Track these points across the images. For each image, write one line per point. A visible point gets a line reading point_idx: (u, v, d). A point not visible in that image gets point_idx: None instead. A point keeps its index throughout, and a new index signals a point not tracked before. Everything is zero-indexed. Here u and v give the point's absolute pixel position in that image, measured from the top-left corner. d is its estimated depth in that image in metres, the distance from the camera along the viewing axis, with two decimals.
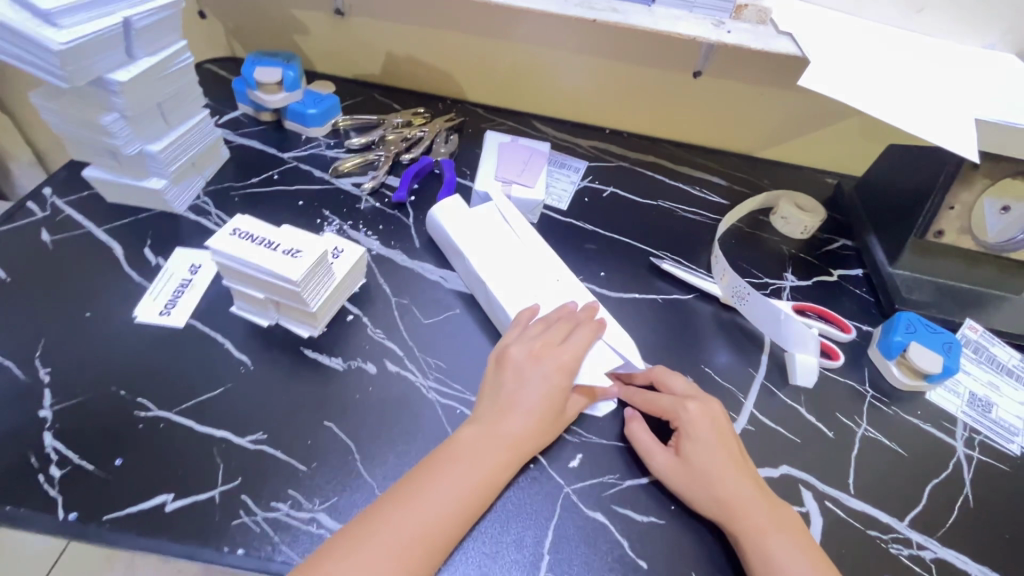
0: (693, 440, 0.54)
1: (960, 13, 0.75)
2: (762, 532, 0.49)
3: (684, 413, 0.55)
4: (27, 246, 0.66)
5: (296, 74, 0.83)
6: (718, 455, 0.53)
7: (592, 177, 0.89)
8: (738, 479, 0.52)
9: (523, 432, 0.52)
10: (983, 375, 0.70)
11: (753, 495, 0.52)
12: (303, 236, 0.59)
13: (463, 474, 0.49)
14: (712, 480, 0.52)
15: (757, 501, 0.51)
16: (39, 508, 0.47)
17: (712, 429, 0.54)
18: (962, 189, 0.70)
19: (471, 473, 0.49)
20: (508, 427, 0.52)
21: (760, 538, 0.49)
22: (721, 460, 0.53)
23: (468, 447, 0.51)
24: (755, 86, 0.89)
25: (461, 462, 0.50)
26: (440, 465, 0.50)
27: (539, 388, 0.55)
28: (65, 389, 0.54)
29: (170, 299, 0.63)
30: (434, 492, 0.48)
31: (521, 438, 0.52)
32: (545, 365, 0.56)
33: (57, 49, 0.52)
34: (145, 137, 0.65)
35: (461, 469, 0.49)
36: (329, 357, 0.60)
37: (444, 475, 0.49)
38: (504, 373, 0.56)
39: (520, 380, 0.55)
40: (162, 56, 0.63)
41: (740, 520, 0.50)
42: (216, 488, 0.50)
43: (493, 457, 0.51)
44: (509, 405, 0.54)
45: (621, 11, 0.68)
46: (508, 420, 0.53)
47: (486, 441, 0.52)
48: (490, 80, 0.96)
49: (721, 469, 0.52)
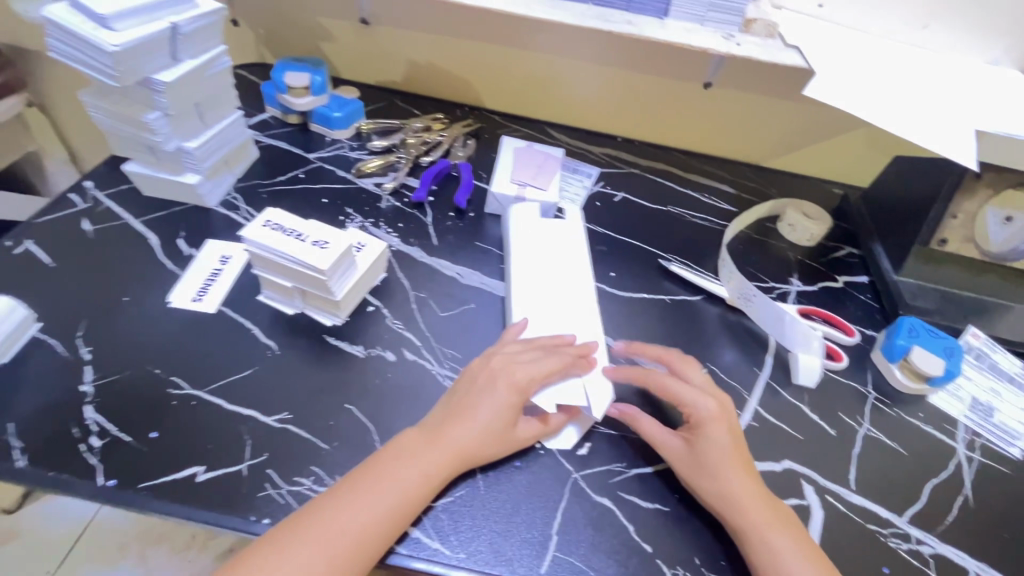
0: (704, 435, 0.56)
1: (964, 29, 0.77)
2: (760, 525, 0.51)
3: (697, 406, 0.57)
4: (69, 234, 0.70)
5: (323, 79, 0.87)
6: (724, 448, 0.55)
7: (604, 183, 0.92)
8: (742, 477, 0.53)
9: (470, 440, 0.53)
10: (985, 381, 0.72)
11: (749, 488, 0.53)
12: (330, 229, 0.62)
13: (414, 471, 0.51)
14: (715, 473, 0.53)
15: (752, 493, 0.53)
16: (81, 474, 0.51)
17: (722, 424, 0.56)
18: (964, 199, 0.73)
19: (418, 473, 0.50)
20: (457, 433, 0.53)
21: (758, 530, 0.51)
22: (726, 454, 0.55)
23: (422, 446, 0.52)
24: (763, 97, 0.92)
25: (415, 460, 0.51)
26: (390, 457, 0.51)
27: (500, 399, 0.55)
28: (105, 367, 0.58)
29: (202, 286, 0.66)
30: (385, 485, 0.49)
31: (470, 446, 0.53)
32: (513, 376, 0.56)
33: (111, 51, 0.56)
34: (183, 134, 0.70)
35: (411, 466, 0.51)
36: (350, 345, 0.63)
37: (395, 468, 0.50)
38: (470, 381, 0.57)
39: (485, 389, 0.56)
40: (204, 58, 0.67)
41: (741, 513, 0.52)
42: (244, 462, 0.53)
43: (440, 460, 0.52)
44: (463, 411, 0.55)
45: (634, 23, 0.72)
46: (458, 425, 0.54)
47: (438, 444, 0.52)
48: (507, 88, 1.00)
49: (727, 466, 0.54)
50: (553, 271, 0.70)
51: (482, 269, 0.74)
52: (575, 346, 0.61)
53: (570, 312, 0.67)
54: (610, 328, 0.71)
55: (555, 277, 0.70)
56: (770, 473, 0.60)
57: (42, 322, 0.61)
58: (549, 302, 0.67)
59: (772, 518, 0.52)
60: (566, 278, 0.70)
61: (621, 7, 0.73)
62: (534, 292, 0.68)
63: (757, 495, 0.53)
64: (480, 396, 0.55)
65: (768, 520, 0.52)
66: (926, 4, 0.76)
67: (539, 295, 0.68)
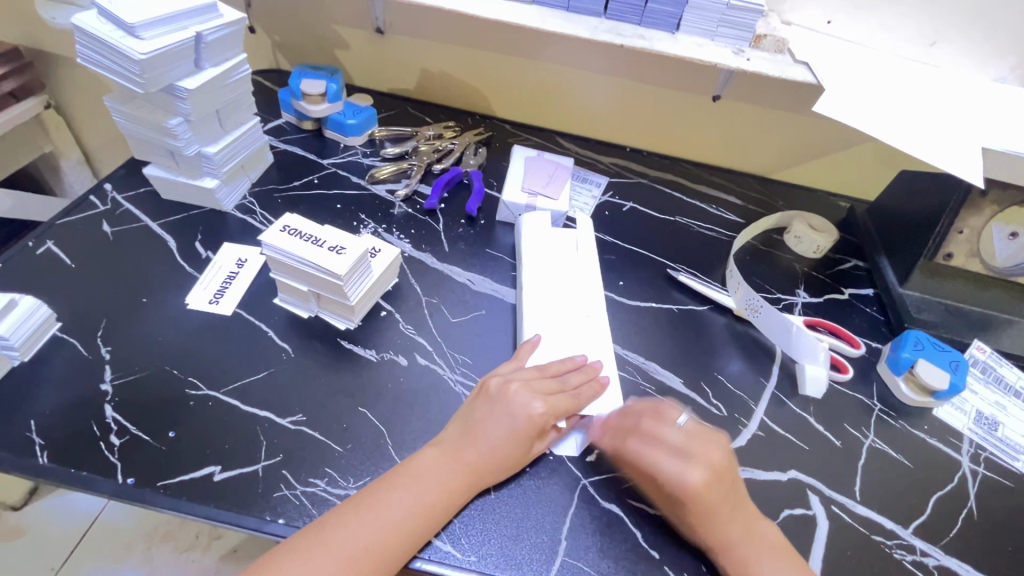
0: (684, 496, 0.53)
1: (971, 47, 0.79)
2: (748, 565, 0.51)
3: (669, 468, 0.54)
4: (90, 236, 0.71)
5: (338, 86, 0.89)
6: (705, 507, 0.52)
7: (613, 192, 0.93)
8: (736, 522, 0.52)
9: (479, 464, 0.53)
10: (990, 395, 0.72)
11: (739, 535, 0.52)
12: (347, 235, 0.63)
13: (416, 493, 0.50)
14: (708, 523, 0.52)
15: (742, 540, 0.52)
16: (100, 471, 0.52)
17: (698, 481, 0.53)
18: (971, 214, 0.73)
19: (422, 495, 0.50)
20: (465, 455, 0.53)
21: (749, 573, 0.51)
22: (710, 510, 0.52)
23: (428, 467, 0.52)
24: (771, 110, 0.93)
25: (419, 480, 0.51)
26: (396, 480, 0.51)
27: (515, 426, 0.55)
28: (124, 366, 0.59)
29: (219, 289, 0.67)
30: (388, 505, 0.49)
31: (476, 470, 0.53)
32: (528, 403, 0.56)
33: (138, 59, 0.58)
34: (203, 139, 0.71)
35: (415, 487, 0.51)
36: (364, 349, 0.64)
37: (399, 487, 0.50)
38: (482, 404, 0.57)
39: (498, 413, 0.55)
40: (226, 66, 0.69)
41: (730, 560, 0.51)
42: (260, 463, 0.54)
43: (444, 483, 0.51)
44: (474, 435, 0.54)
45: (646, 37, 0.73)
46: (470, 449, 0.53)
47: (442, 465, 0.52)
48: (518, 97, 1.01)
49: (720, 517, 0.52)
50: (563, 280, 0.71)
51: (493, 276, 0.75)
52: (589, 372, 0.62)
53: (579, 320, 0.68)
54: (618, 337, 0.72)
55: (565, 285, 0.71)
56: (777, 483, 0.61)
57: (63, 321, 0.62)
58: (559, 309, 0.68)
59: (761, 551, 0.52)
60: (576, 287, 0.71)
61: (633, 21, 0.75)
62: (544, 299, 0.69)
63: (746, 539, 0.52)
64: (493, 422, 0.55)
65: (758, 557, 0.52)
66: (933, 22, 0.78)
67: (549, 303, 0.69)
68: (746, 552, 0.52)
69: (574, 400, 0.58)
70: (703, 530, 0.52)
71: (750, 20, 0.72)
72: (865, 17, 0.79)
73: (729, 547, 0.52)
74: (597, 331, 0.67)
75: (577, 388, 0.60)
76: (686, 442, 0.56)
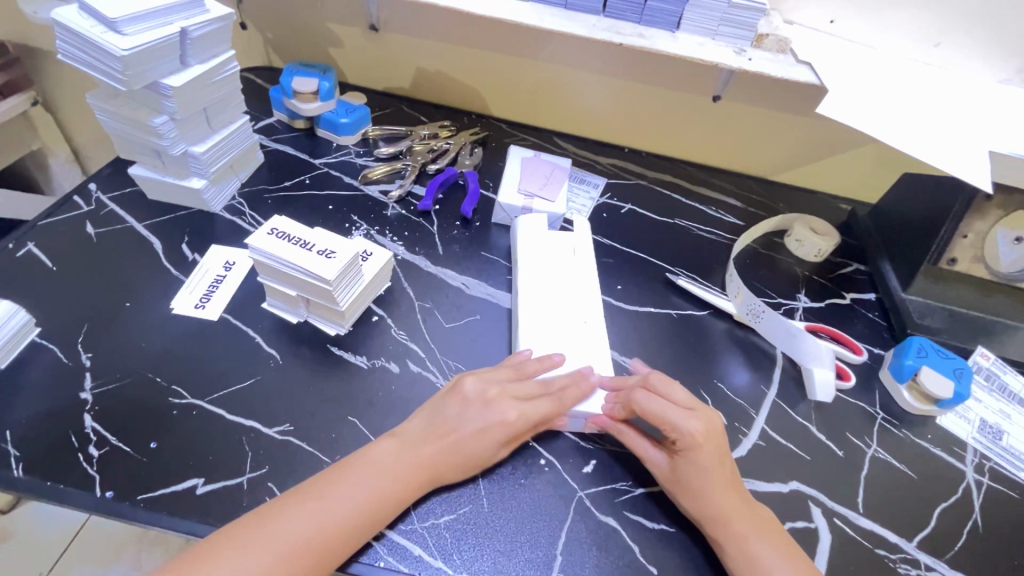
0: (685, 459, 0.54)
1: (977, 47, 0.77)
2: (743, 539, 0.51)
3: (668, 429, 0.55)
4: (73, 237, 0.69)
5: (331, 84, 0.87)
6: (703, 466, 0.53)
7: (611, 194, 0.91)
8: (725, 489, 0.53)
9: (439, 464, 0.52)
10: (994, 403, 0.71)
11: (736, 503, 0.53)
12: (337, 238, 0.62)
13: (368, 487, 0.49)
14: (705, 489, 0.52)
15: (739, 508, 0.52)
16: (79, 484, 0.50)
17: (692, 444, 0.54)
18: (975, 218, 0.73)
19: (375, 489, 0.49)
20: (422, 451, 0.52)
21: (742, 547, 0.50)
22: (712, 471, 0.53)
23: (385, 462, 0.51)
24: (773, 112, 0.91)
25: (373, 474, 0.50)
26: (347, 474, 0.50)
27: (484, 425, 0.54)
28: (106, 374, 0.57)
29: (205, 293, 0.66)
30: (332, 500, 0.47)
31: (436, 467, 0.52)
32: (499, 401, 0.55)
33: (120, 55, 0.56)
34: (190, 138, 0.69)
35: (365, 481, 0.49)
36: (354, 355, 0.63)
37: (348, 478, 0.49)
38: (453, 399, 0.56)
39: (469, 412, 0.55)
40: (213, 63, 0.67)
41: (726, 530, 0.51)
42: (244, 475, 0.52)
43: (403, 478, 0.50)
44: (439, 432, 0.53)
45: (646, 36, 0.71)
46: (431, 447, 0.52)
47: (397, 461, 0.51)
48: (514, 96, 0.99)
49: (713, 481, 0.53)
50: (560, 284, 0.69)
51: (488, 280, 0.74)
52: (571, 363, 0.60)
53: (576, 326, 0.66)
54: (617, 343, 0.70)
55: (562, 290, 0.69)
56: (778, 495, 0.59)
57: (43, 326, 0.60)
58: (555, 315, 0.66)
59: (754, 530, 0.51)
60: (573, 292, 0.69)
61: (632, 20, 0.73)
62: (541, 304, 0.67)
63: (740, 510, 0.52)
64: (464, 421, 0.54)
65: (752, 533, 0.51)
66: (938, 22, 0.76)
67: (545, 308, 0.67)
68: (742, 525, 0.51)
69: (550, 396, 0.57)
70: (694, 497, 0.53)
71: (752, 19, 0.70)
72: (869, 16, 0.77)
73: (726, 518, 0.51)
74: (595, 337, 0.65)
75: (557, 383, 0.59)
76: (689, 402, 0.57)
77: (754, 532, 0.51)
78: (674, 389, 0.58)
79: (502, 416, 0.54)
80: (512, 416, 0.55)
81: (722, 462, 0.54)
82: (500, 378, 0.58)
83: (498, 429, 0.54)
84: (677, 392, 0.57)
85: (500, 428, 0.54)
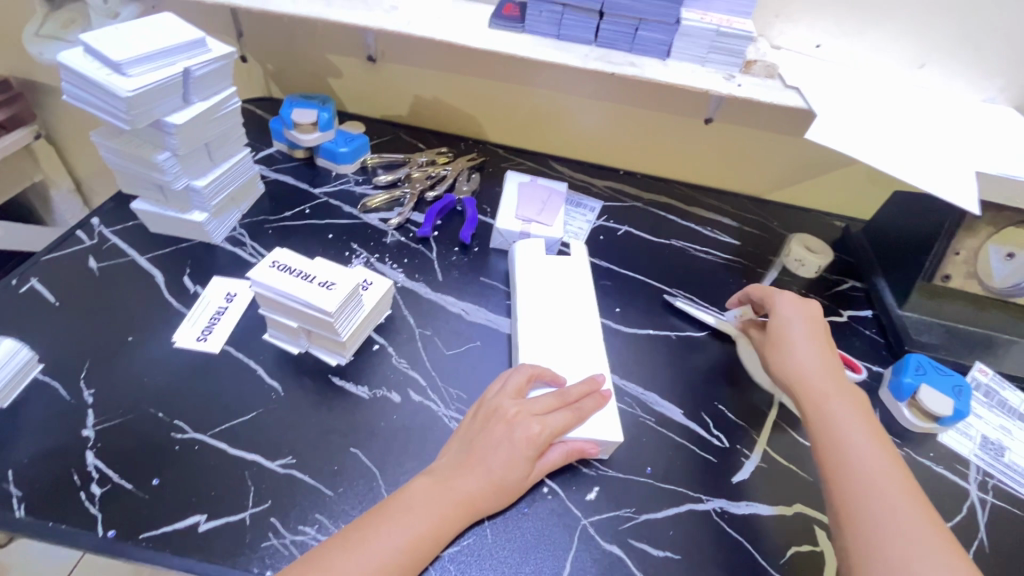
0: (810, 379, 0.61)
1: (959, 69, 0.80)
2: (826, 401, 0.58)
3: (793, 359, 0.63)
4: (75, 272, 0.70)
5: (330, 115, 0.89)
6: (818, 383, 0.60)
7: (607, 217, 0.93)
8: (811, 354, 0.63)
9: (474, 493, 0.51)
10: (994, 419, 0.71)
11: (813, 369, 0.61)
12: (337, 269, 0.62)
13: (410, 525, 0.49)
14: (802, 346, 0.63)
15: (816, 375, 0.61)
16: (81, 524, 0.50)
17: (823, 366, 0.62)
18: (967, 236, 0.74)
19: (415, 527, 0.49)
20: (461, 485, 0.52)
21: (824, 406, 0.58)
22: (800, 334, 0.64)
23: (421, 498, 0.50)
24: (764, 133, 0.93)
25: (413, 512, 0.49)
26: (379, 516, 0.49)
27: (515, 451, 0.54)
28: (108, 410, 0.57)
29: (207, 325, 0.66)
30: (376, 542, 0.47)
31: (474, 499, 0.51)
32: (526, 422, 0.56)
33: (125, 96, 0.57)
34: (191, 173, 0.70)
35: (406, 521, 0.49)
36: (355, 385, 0.63)
37: (390, 520, 0.49)
38: (485, 425, 0.56)
39: (497, 433, 0.55)
40: (215, 100, 0.68)
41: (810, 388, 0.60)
42: (247, 510, 0.52)
43: (442, 513, 0.50)
44: (475, 461, 0.53)
45: (637, 65, 0.73)
46: (465, 475, 0.52)
47: (435, 498, 0.50)
48: (510, 122, 1.01)
49: (799, 341, 0.64)
50: (559, 309, 0.70)
51: (487, 305, 0.74)
52: (592, 384, 0.61)
53: (576, 351, 0.66)
54: (617, 366, 0.70)
55: (561, 315, 0.69)
56: (783, 517, 0.59)
57: (45, 363, 0.61)
58: (555, 339, 0.67)
59: (838, 393, 0.59)
60: (574, 316, 0.70)
61: (623, 49, 0.75)
62: (540, 329, 0.67)
63: (825, 375, 0.61)
64: (491, 443, 0.54)
65: (835, 396, 0.59)
66: (922, 45, 0.78)
67: (545, 333, 0.67)
68: (826, 389, 0.59)
69: (573, 413, 0.58)
70: (845, 411, 0.57)
71: (741, 47, 0.72)
72: (854, 40, 0.79)
73: (806, 377, 0.61)
74: (595, 362, 0.66)
75: (580, 402, 0.59)
76: (814, 333, 0.65)
77: (853, 434, 0.55)
78: (812, 324, 0.66)
79: (526, 432, 0.55)
80: (536, 431, 0.55)
81: (831, 376, 0.61)
82: (521, 395, 0.58)
83: (528, 451, 0.54)
84: (791, 327, 0.65)
85: (526, 444, 0.54)
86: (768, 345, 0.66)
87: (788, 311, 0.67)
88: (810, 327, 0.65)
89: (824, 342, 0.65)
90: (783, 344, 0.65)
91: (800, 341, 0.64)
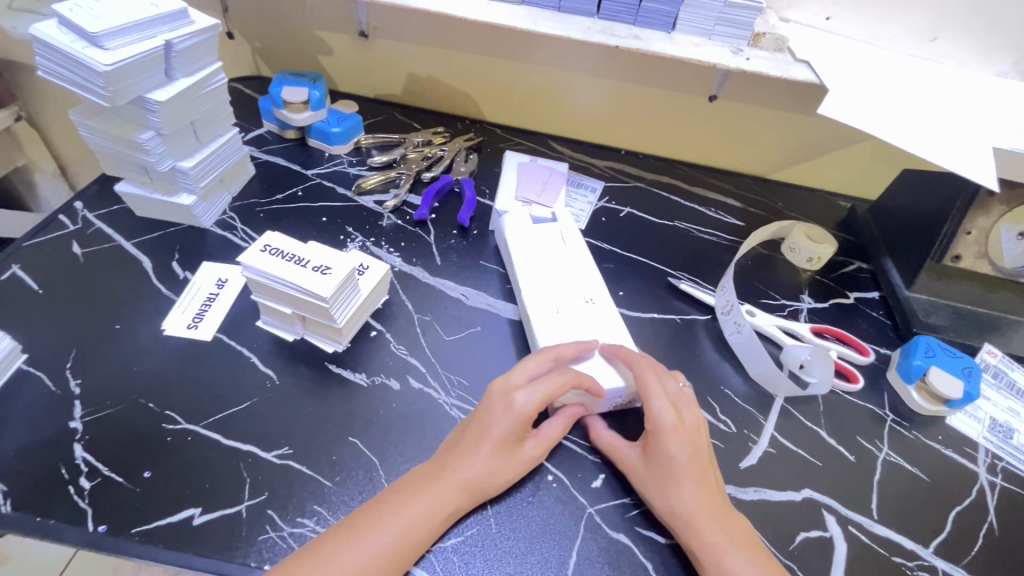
0: (691, 524, 0.50)
1: (975, 42, 0.77)
2: (719, 552, 0.49)
3: (677, 503, 0.51)
4: (58, 259, 0.67)
5: (322, 93, 0.85)
6: (700, 531, 0.50)
7: (608, 198, 0.90)
8: (690, 489, 0.51)
9: (476, 475, 0.50)
10: (1003, 401, 0.70)
11: (697, 501, 0.51)
12: (332, 253, 0.60)
13: (413, 509, 0.48)
14: (672, 478, 0.52)
15: (700, 508, 0.51)
16: (69, 519, 0.48)
17: (706, 506, 0.51)
18: (979, 214, 0.72)
19: (411, 516, 0.47)
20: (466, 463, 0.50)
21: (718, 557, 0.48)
22: (671, 464, 0.52)
23: (417, 486, 0.49)
24: (768, 109, 0.90)
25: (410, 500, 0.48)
26: (377, 512, 0.48)
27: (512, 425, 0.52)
28: (96, 401, 0.55)
29: (197, 313, 0.64)
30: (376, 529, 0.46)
31: (478, 481, 0.50)
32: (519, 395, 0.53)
33: (102, 70, 0.54)
34: (177, 153, 0.67)
35: (411, 506, 0.48)
36: (353, 372, 0.61)
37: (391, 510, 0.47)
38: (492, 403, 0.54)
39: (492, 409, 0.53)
40: (199, 76, 0.65)
41: (699, 537, 0.49)
42: (243, 503, 0.50)
43: (440, 497, 0.49)
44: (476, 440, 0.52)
45: (643, 38, 0.70)
46: (465, 456, 0.51)
47: (437, 480, 0.50)
48: (507, 101, 0.98)
49: (671, 473, 0.52)
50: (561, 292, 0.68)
51: (488, 290, 0.72)
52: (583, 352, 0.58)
53: (593, 313, 0.65)
54: None
55: (571, 287, 0.67)
56: (790, 503, 0.58)
57: (29, 353, 0.58)
58: (565, 312, 0.65)
59: (730, 542, 0.49)
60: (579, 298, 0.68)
61: (627, 21, 0.72)
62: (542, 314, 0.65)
63: (706, 513, 0.51)
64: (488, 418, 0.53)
65: (729, 545, 0.49)
66: (935, 17, 0.75)
67: (559, 305, 0.65)
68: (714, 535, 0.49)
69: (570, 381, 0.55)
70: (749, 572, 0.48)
71: (748, 18, 0.69)
72: (866, 12, 0.76)
73: (691, 517, 0.50)
74: (614, 324, 0.65)
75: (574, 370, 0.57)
76: (699, 459, 0.53)
77: None
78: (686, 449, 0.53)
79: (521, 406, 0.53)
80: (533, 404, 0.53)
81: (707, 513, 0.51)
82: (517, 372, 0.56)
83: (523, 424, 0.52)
84: (667, 454, 0.53)
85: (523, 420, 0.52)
86: (647, 478, 0.53)
87: (666, 437, 0.53)
88: (687, 452, 0.53)
89: (702, 465, 0.53)
90: (665, 476, 0.52)
91: (682, 475, 0.52)
